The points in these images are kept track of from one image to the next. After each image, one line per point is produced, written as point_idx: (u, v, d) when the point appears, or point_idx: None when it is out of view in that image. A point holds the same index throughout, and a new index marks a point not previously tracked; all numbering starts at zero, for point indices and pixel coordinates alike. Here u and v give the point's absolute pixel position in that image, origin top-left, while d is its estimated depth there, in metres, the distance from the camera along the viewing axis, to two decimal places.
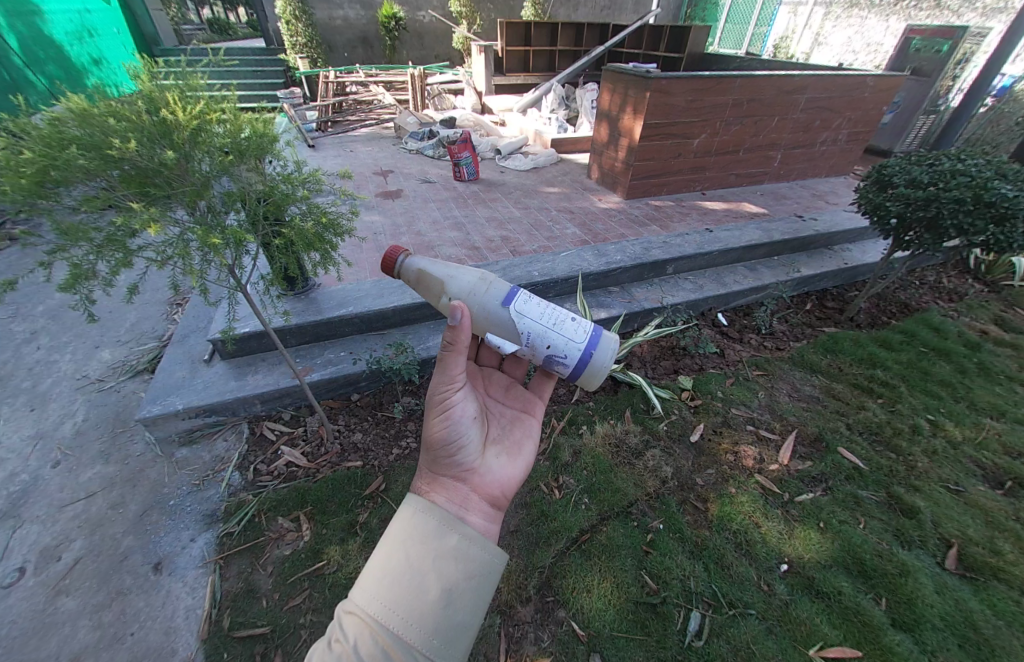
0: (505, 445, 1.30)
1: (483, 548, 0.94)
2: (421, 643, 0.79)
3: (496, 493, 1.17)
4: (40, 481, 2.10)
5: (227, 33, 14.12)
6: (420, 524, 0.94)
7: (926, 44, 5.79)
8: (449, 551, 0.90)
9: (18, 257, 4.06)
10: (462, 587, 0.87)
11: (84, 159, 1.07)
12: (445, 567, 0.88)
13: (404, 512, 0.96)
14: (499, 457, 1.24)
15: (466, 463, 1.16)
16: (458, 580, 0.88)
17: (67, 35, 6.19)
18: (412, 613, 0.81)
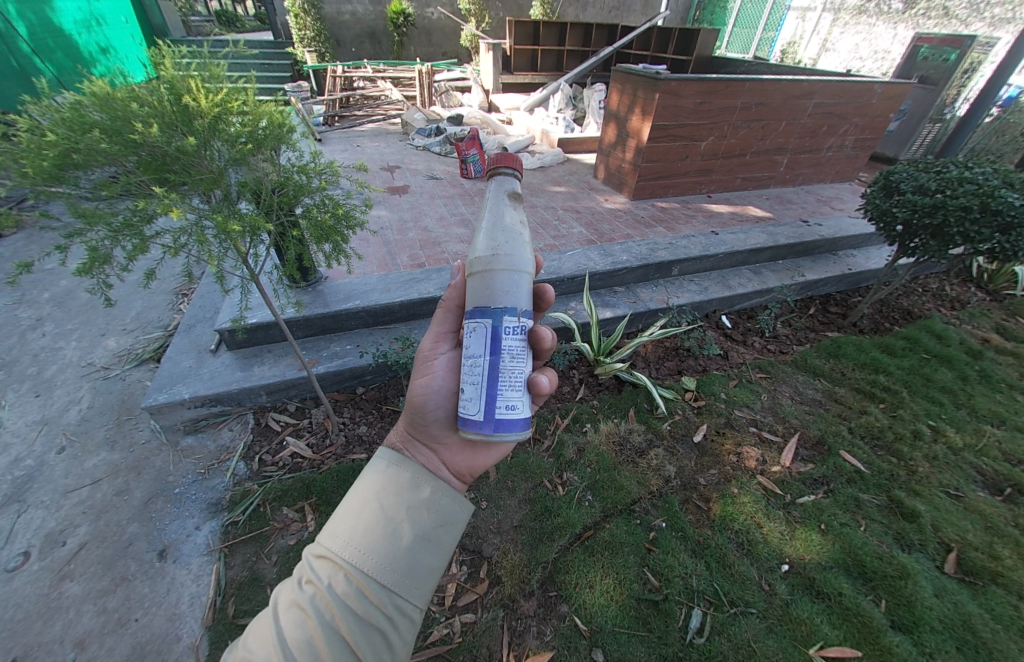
0: None
1: (455, 499, 0.95)
2: (393, 584, 0.80)
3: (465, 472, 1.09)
4: (45, 467, 2.11)
5: (235, 26, 14.11)
6: (393, 477, 0.92)
7: (934, 53, 5.80)
8: (422, 501, 0.90)
9: (24, 243, 4.06)
10: (434, 535, 0.88)
11: (105, 144, 1.09)
12: (418, 516, 0.88)
13: (376, 465, 0.94)
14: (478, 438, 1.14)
15: (438, 432, 1.12)
16: (431, 529, 0.88)
17: (76, 24, 6.21)
18: (385, 558, 0.81)
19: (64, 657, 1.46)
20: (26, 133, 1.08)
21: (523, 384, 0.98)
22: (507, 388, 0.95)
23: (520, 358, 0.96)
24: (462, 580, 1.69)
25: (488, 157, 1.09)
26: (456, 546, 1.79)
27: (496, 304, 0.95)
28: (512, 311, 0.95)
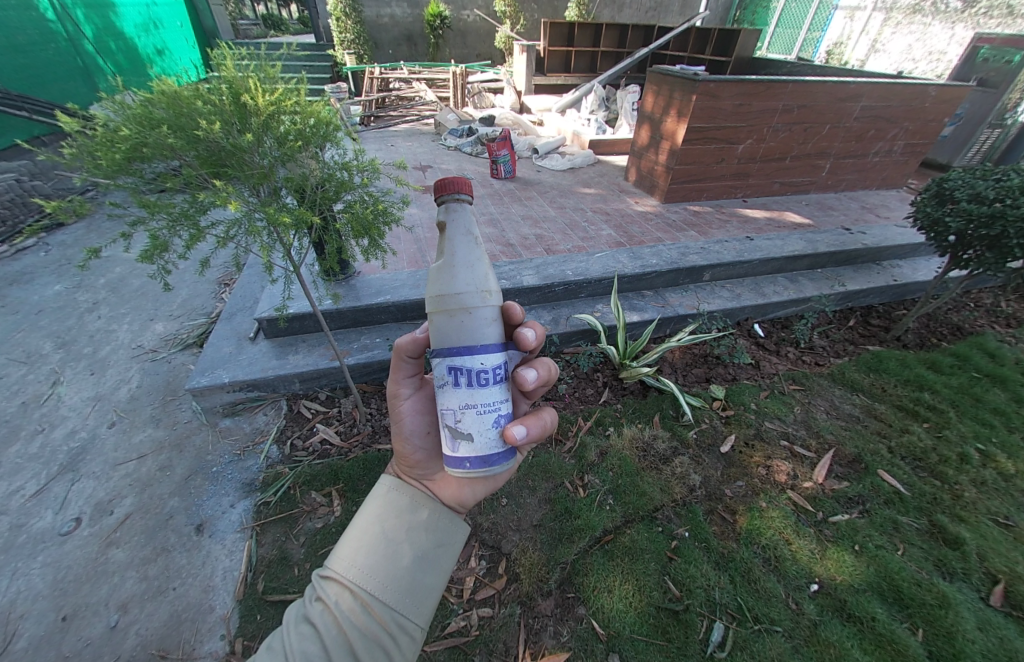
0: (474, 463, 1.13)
1: (450, 522, 1.00)
2: (395, 602, 0.84)
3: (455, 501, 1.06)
4: (97, 439, 2.27)
5: (280, 29, 14.67)
6: (394, 501, 0.98)
7: (996, 54, 5.44)
8: (421, 523, 0.96)
9: (85, 232, 4.36)
10: (433, 554, 0.93)
11: (171, 139, 1.17)
12: (417, 537, 0.93)
13: (378, 491, 1.00)
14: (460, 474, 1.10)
15: (427, 469, 1.11)
16: (429, 549, 0.93)
17: (136, 27, 6.63)
18: (387, 576, 0.85)
19: (109, 618, 1.56)
20: (102, 128, 1.17)
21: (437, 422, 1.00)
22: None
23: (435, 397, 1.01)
24: (480, 574, 1.71)
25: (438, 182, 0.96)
26: (475, 541, 1.80)
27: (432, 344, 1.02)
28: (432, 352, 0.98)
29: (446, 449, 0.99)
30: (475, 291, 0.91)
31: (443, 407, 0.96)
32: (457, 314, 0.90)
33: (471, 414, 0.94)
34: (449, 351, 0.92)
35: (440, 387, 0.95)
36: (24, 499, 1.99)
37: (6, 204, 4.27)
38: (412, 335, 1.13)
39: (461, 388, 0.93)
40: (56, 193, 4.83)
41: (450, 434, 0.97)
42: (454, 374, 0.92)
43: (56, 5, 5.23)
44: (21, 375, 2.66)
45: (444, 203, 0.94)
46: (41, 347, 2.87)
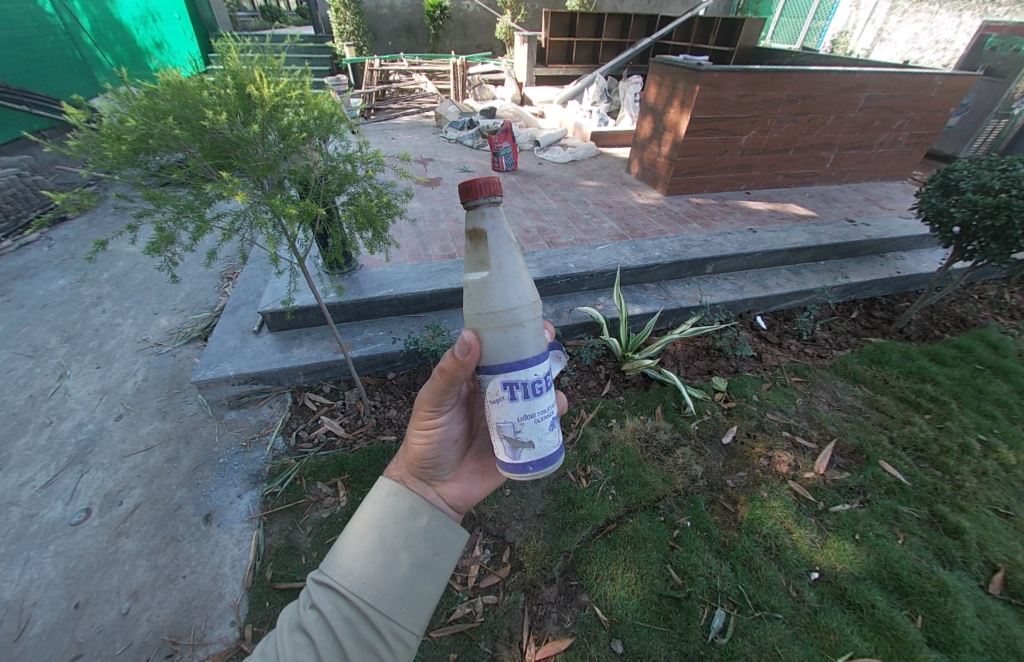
0: (483, 463, 1.28)
1: (449, 528, 1.01)
2: (391, 610, 0.86)
3: (460, 502, 1.19)
4: (105, 431, 2.29)
5: (279, 19, 14.49)
6: (392, 507, 0.98)
7: (1004, 43, 5.34)
8: (419, 531, 0.97)
9: (87, 226, 4.37)
10: (430, 561, 0.95)
11: (177, 130, 1.18)
12: (415, 544, 0.95)
13: (376, 496, 1.00)
14: (472, 475, 1.24)
15: (441, 473, 1.18)
16: (427, 556, 0.95)
17: (134, 19, 6.60)
18: (383, 585, 0.87)
19: (120, 605, 1.59)
20: (108, 119, 1.17)
21: (494, 435, 1.06)
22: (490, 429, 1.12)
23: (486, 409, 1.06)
24: (485, 562, 1.74)
25: (466, 185, 0.87)
26: (479, 530, 1.83)
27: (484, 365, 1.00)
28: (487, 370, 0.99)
29: (507, 458, 1.07)
30: (526, 299, 0.95)
31: (501, 420, 1.03)
32: (511, 326, 0.95)
33: (530, 422, 1.03)
34: (503, 366, 0.97)
35: (497, 401, 1.02)
36: (35, 489, 2.02)
37: (9, 198, 4.27)
38: (457, 358, 0.97)
39: (519, 401, 1.01)
40: (58, 187, 4.84)
41: (511, 444, 1.05)
42: (509, 388, 0.99)
43: None
44: (29, 368, 2.69)
45: (478, 208, 0.91)
46: (48, 341, 2.89)
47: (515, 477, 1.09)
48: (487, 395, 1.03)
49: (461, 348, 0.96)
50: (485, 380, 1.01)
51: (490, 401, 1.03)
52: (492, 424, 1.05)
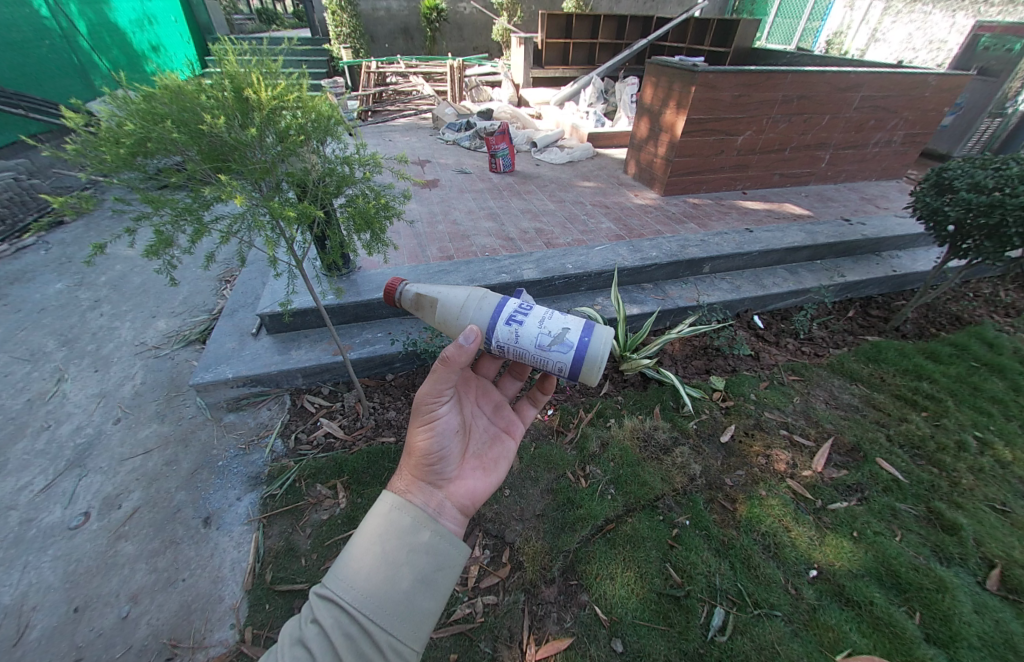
0: (482, 460, 1.32)
1: (452, 542, 1.01)
2: (393, 627, 0.86)
3: (467, 502, 1.19)
4: (104, 435, 2.29)
5: (275, 22, 14.50)
6: (395, 520, 0.98)
7: (997, 42, 5.34)
8: (422, 546, 0.96)
9: (83, 230, 4.35)
10: (432, 576, 0.95)
11: (175, 133, 1.18)
12: (417, 560, 0.94)
13: (379, 508, 0.99)
14: (475, 471, 1.27)
15: (446, 470, 1.19)
16: (429, 572, 0.95)
17: (130, 22, 6.60)
18: (385, 601, 0.87)
19: (120, 609, 1.59)
20: (106, 123, 1.18)
21: (544, 358, 1.23)
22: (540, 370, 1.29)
23: (522, 355, 1.26)
24: (485, 563, 1.74)
25: (387, 290, 1.43)
26: (479, 530, 1.83)
27: (495, 337, 1.26)
28: (500, 332, 1.25)
29: (567, 358, 1.21)
30: (463, 289, 1.36)
31: (535, 342, 1.23)
32: (471, 305, 1.31)
33: (546, 321, 1.23)
34: (492, 318, 1.27)
35: (516, 336, 1.23)
36: (33, 494, 2.02)
37: (5, 202, 4.26)
38: (462, 349, 1.08)
39: (526, 319, 1.24)
40: (54, 191, 4.82)
41: (557, 346, 1.21)
42: (512, 319, 1.23)
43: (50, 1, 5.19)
44: (26, 372, 2.68)
45: (401, 293, 1.45)
46: (45, 345, 2.88)
47: (594, 363, 1.20)
48: (509, 344, 1.25)
49: (467, 337, 1.10)
50: (498, 338, 1.26)
51: (513, 342, 1.24)
52: (534, 354, 1.24)
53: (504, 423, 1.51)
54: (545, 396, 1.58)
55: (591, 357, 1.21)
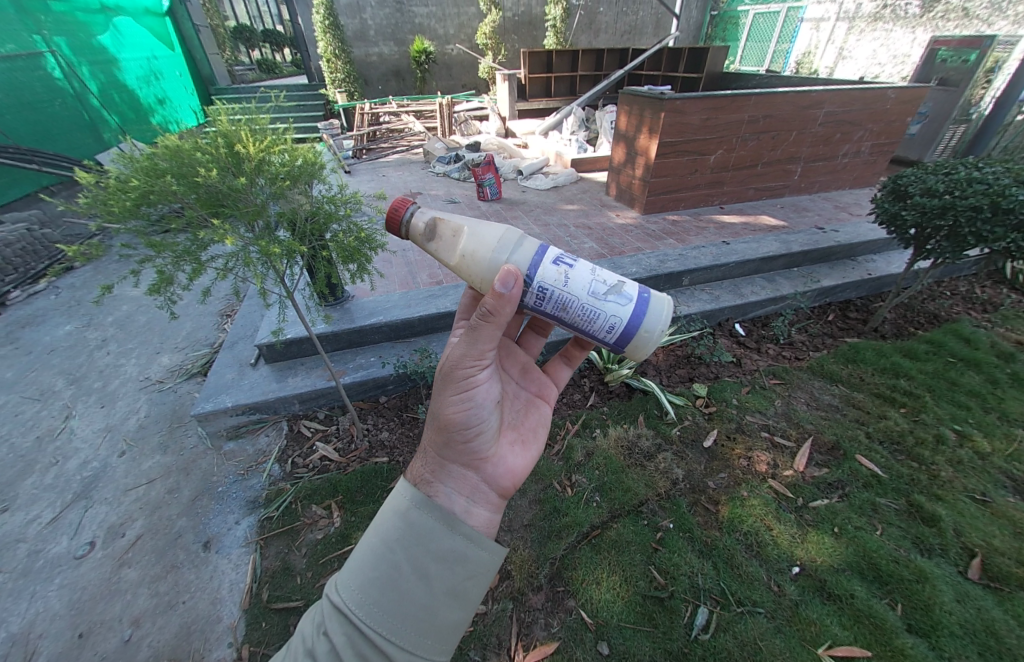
0: (519, 434, 1.37)
1: (481, 549, 0.98)
2: (413, 644, 0.85)
3: (508, 484, 1.23)
4: (109, 468, 2.38)
5: (275, 72, 15.38)
6: (417, 526, 0.93)
7: (953, 54, 5.64)
8: (447, 556, 0.92)
9: (92, 274, 4.57)
10: (459, 587, 0.93)
11: (174, 185, 1.34)
12: (441, 571, 0.91)
13: (399, 511, 0.94)
14: (512, 446, 1.31)
15: (480, 448, 1.21)
16: (456, 583, 0.92)
17: (137, 79, 7.09)
18: (405, 617, 0.86)
19: (122, 633, 1.65)
20: (114, 180, 1.34)
21: (598, 308, 1.19)
22: (584, 325, 1.23)
23: (568, 301, 1.20)
24: None
25: (389, 208, 1.25)
26: None
27: (542, 275, 1.19)
28: (548, 272, 1.18)
29: (619, 310, 1.19)
30: (496, 228, 1.25)
31: (588, 289, 1.19)
32: (512, 244, 1.20)
33: (596, 272, 1.21)
34: (539, 256, 1.19)
35: (568, 278, 1.19)
36: (41, 526, 2.10)
37: (19, 252, 4.51)
38: (506, 296, 1.07)
39: (576, 263, 1.20)
40: (65, 239, 5.09)
41: (612, 296, 1.19)
42: (562, 260, 1.19)
43: (63, 65, 5.59)
44: (35, 411, 2.80)
45: (413, 216, 1.27)
46: (54, 384, 3.02)
47: (653, 324, 1.21)
48: (555, 286, 1.19)
49: (506, 282, 1.07)
50: (542, 278, 1.19)
51: (562, 285, 1.19)
52: (585, 301, 1.19)
53: (535, 388, 1.61)
54: (581, 350, 1.67)
55: (649, 318, 1.21)
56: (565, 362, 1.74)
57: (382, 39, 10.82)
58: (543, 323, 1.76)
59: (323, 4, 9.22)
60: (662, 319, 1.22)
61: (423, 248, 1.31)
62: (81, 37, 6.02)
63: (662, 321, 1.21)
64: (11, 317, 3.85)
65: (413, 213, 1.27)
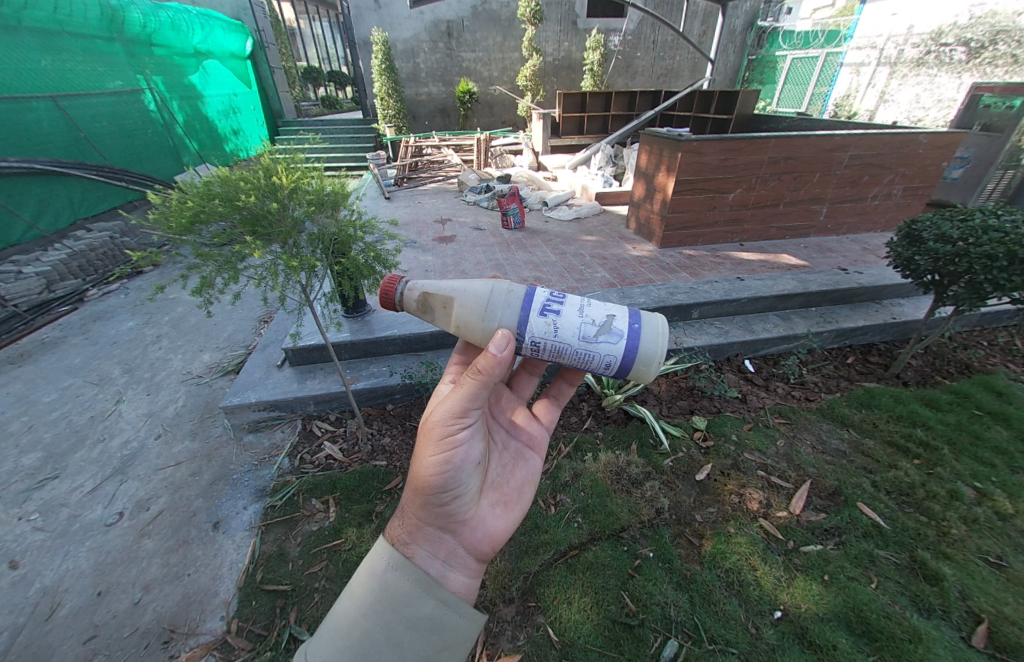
0: (502, 494, 1.47)
1: (454, 615, 1.15)
2: None
3: (484, 548, 1.35)
4: (145, 448, 2.66)
5: (335, 108, 17.02)
6: (394, 590, 1.13)
7: (997, 101, 5.51)
8: (419, 619, 1.11)
9: (157, 278, 5.17)
10: (435, 654, 1.08)
11: (220, 208, 1.62)
12: (414, 636, 1.09)
13: (378, 575, 1.15)
14: (492, 507, 1.42)
15: (460, 512, 1.33)
16: (429, 649, 1.08)
17: (217, 113, 8.13)
18: None
19: (134, 595, 1.84)
20: (176, 202, 1.63)
21: (591, 350, 1.30)
22: (582, 365, 1.35)
23: (562, 348, 1.32)
24: None
25: (381, 287, 1.43)
26: None
27: (534, 330, 1.31)
28: (539, 325, 1.30)
29: (614, 345, 1.29)
30: (481, 287, 1.38)
31: (579, 333, 1.30)
32: (500, 301, 1.34)
33: (583, 311, 1.31)
34: (525, 311, 1.32)
35: (556, 327, 1.30)
36: (82, 494, 2.37)
37: (101, 256, 5.18)
38: (495, 360, 1.21)
39: (563, 309, 1.32)
40: (139, 247, 5.78)
41: (603, 337, 1.29)
42: (548, 310, 1.31)
43: (158, 99, 6.51)
44: (93, 394, 3.18)
45: (405, 291, 1.45)
46: (112, 371, 3.42)
47: (649, 355, 1.29)
48: (547, 337, 1.31)
49: (499, 346, 1.22)
50: (534, 331, 1.32)
51: (554, 334, 1.31)
52: (579, 345, 1.30)
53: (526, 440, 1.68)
54: (570, 387, 1.76)
55: (643, 348, 1.30)
56: (550, 405, 1.80)
57: (431, 80, 11.80)
58: (535, 361, 1.85)
59: (381, 50, 10.25)
60: (656, 347, 1.30)
61: (420, 317, 1.49)
62: (176, 77, 7.05)
63: (659, 346, 1.30)
64: (86, 311, 4.41)
65: (404, 288, 1.44)
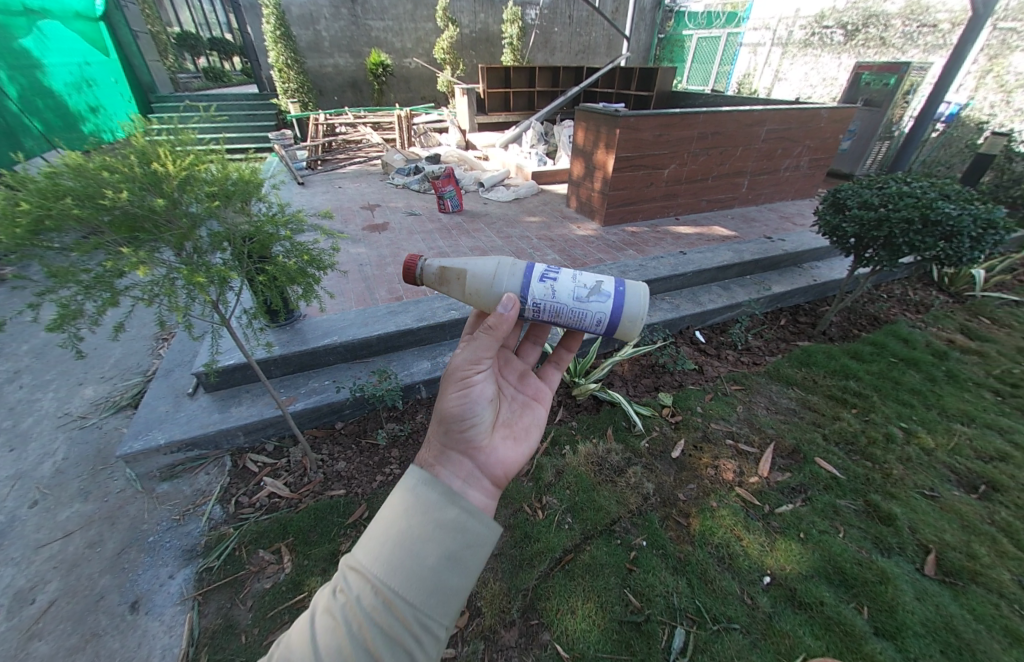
0: (516, 432, 1.22)
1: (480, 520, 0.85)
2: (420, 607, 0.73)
3: (501, 476, 1.08)
4: (16, 521, 2.06)
5: (222, 81, 14.79)
6: (418, 495, 0.83)
7: (875, 78, 6.17)
8: (446, 521, 0.81)
9: (5, 298, 4.09)
10: (462, 555, 0.80)
11: (76, 208, 1.18)
12: (442, 536, 0.79)
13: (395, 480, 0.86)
14: (507, 441, 1.16)
15: (473, 438, 1.09)
16: (457, 549, 0.79)
17: (65, 85, 6.55)
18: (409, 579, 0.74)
19: None
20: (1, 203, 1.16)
21: (585, 311, 1.18)
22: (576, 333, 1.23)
23: (559, 313, 1.19)
24: None
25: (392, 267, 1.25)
26: None
27: (530, 296, 1.18)
28: (536, 291, 1.18)
29: (608, 310, 1.18)
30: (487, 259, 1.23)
31: (575, 296, 1.17)
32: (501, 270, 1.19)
33: (575, 277, 1.19)
34: (523, 276, 1.18)
35: (553, 292, 1.17)
36: None
37: None
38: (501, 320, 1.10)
39: (559, 274, 1.20)
40: None
41: (596, 298, 1.17)
42: (546, 274, 1.18)
43: None
44: None
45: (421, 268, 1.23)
46: None
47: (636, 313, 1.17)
48: (546, 301, 1.18)
49: (504, 307, 1.10)
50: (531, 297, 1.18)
51: (550, 300, 1.17)
52: (573, 308, 1.17)
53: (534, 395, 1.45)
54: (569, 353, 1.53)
55: (633, 307, 1.18)
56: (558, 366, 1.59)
57: (336, 50, 10.62)
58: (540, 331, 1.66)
59: (273, 13, 8.94)
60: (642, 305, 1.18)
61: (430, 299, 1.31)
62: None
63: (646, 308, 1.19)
64: None
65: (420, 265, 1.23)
